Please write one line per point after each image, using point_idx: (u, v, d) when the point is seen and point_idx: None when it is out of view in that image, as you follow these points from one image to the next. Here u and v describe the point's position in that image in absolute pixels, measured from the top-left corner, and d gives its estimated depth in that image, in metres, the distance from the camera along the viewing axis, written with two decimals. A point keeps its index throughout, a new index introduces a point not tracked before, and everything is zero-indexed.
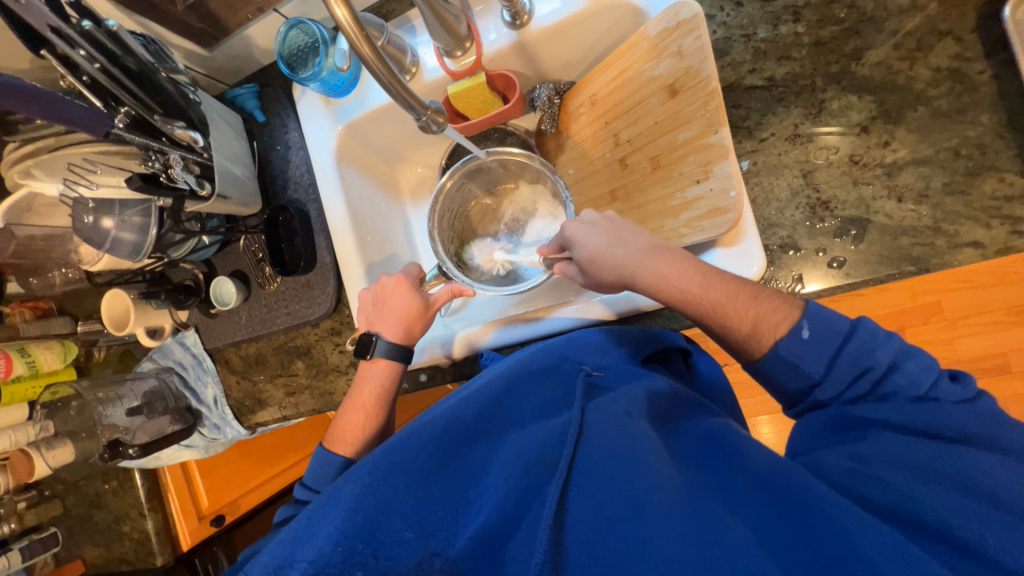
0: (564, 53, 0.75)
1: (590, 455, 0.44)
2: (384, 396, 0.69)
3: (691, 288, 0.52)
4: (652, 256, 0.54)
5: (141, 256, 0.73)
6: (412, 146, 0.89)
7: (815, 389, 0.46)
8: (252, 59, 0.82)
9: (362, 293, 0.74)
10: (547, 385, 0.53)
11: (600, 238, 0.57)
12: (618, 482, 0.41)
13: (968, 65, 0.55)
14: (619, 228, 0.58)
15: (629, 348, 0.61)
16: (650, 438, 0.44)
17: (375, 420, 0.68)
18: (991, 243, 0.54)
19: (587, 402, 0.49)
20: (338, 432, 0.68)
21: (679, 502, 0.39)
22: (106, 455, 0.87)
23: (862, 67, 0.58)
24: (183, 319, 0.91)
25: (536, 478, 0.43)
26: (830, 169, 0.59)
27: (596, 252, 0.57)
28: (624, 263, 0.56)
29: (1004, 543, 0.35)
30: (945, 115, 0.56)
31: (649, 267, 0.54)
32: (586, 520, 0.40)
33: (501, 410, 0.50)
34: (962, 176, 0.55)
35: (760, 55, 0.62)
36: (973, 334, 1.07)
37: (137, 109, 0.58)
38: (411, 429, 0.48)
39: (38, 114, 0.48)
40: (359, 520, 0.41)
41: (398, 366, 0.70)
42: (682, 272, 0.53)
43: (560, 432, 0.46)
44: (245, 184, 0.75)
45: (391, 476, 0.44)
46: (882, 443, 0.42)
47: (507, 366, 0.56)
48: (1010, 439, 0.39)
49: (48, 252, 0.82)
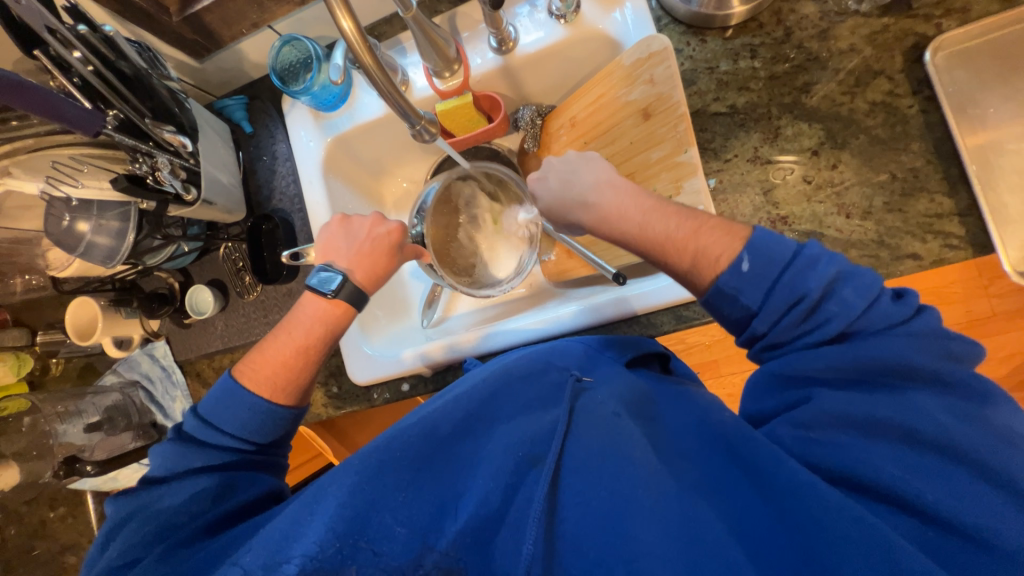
0: (546, 77, 0.80)
1: (578, 451, 0.46)
2: (307, 351, 0.61)
3: (630, 230, 0.56)
4: (600, 193, 0.60)
5: (115, 262, 0.71)
6: (397, 161, 0.92)
7: (753, 319, 0.47)
8: (243, 72, 0.84)
9: (337, 229, 0.69)
10: (531, 385, 0.54)
11: (553, 182, 0.65)
12: (603, 477, 0.43)
13: (898, 100, 0.63)
14: (574, 169, 0.64)
15: (613, 351, 0.62)
16: (635, 435, 0.47)
17: (300, 363, 0.61)
18: (927, 255, 0.61)
19: (574, 403, 0.51)
20: (253, 366, 0.60)
21: (661, 495, 0.42)
22: (60, 473, 0.83)
23: (811, 99, 0.65)
24: (155, 329, 0.88)
25: (524, 472, 0.45)
26: (788, 188, 0.65)
27: (557, 191, 0.65)
28: (578, 198, 0.62)
29: (946, 498, 0.37)
30: (882, 142, 0.63)
31: (594, 201, 0.60)
32: (574, 514, 0.43)
33: (488, 410, 0.51)
34: (898, 196, 0.62)
35: (722, 85, 0.68)
36: None
37: (126, 112, 0.58)
38: (399, 429, 0.48)
39: (28, 108, 0.48)
40: (348, 515, 0.41)
41: (351, 312, 0.65)
42: (623, 209, 0.57)
43: (549, 429, 0.48)
44: (230, 191, 0.76)
45: (382, 472, 0.44)
46: (826, 400, 0.43)
47: (493, 368, 0.57)
48: (947, 371, 0.41)
49: (14, 257, 0.79)
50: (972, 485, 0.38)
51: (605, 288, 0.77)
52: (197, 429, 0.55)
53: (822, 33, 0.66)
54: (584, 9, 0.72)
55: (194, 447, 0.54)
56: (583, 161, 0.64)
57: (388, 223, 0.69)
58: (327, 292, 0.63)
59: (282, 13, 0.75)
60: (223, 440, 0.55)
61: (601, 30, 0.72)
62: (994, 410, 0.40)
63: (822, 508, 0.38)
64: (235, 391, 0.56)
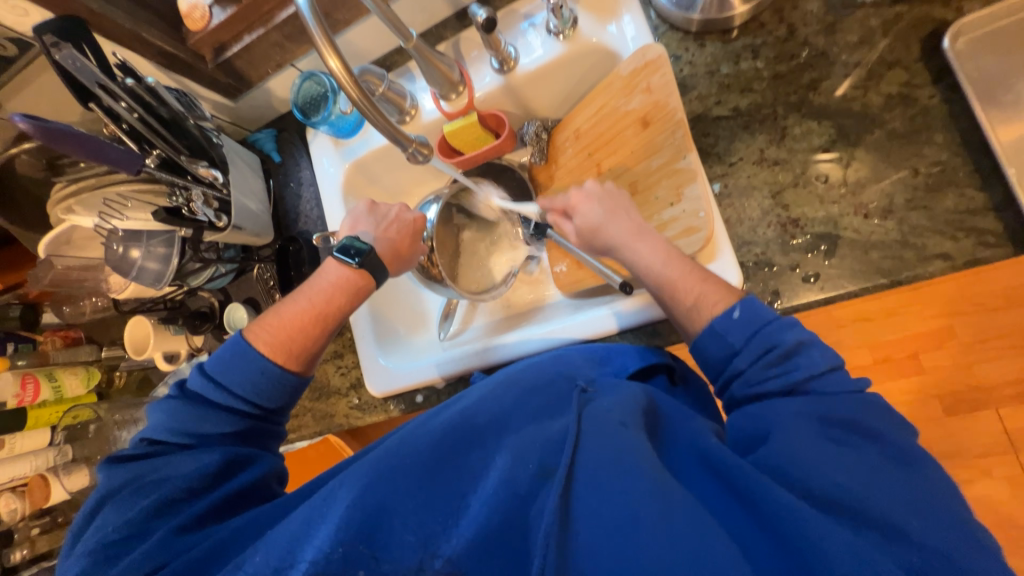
0: (550, 93, 0.82)
1: (589, 462, 0.44)
2: (320, 322, 0.65)
3: (654, 263, 0.59)
4: (638, 238, 0.62)
5: (161, 284, 0.80)
6: (414, 181, 0.97)
7: (734, 357, 0.49)
8: (272, 108, 0.91)
9: (365, 210, 0.76)
10: (540, 396, 0.53)
11: (600, 212, 0.66)
12: (612, 490, 0.41)
13: (917, 91, 0.59)
14: (614, 211, 0.66)
15: (615, 365, 0.63)
16: (642, 448, 0.43)
17: (316, 330, 0.65)
18: (960, 254, 0.56)
19: (583, 410, 0.49)
20: (267, 330, 0.63)
21: (673, 514, 0.39)
22: None
23: (820, 96, 0.63)
24: (198, 344, 0.97)
25: (536, 484, 0.44)
26: (798, 189, 0.63)
27: (596, 225, 0.66)
28: (616, 240, 0.64)
29: (928, 530, 0.35)
30: (901, 137, 0.59)
31: (627, 238, 0.63)
32: (586, 528, 0.41)
33: (495, 416, 0.51)
34: (923, 192, 0.58)
35: (724, 88, 0.67)
36: (996, 358, 1.13)
37: (167, 152, 0.66)
38: (411, 436, 0.49)
39: (82, 154, 0.55)
40: (358, 517, 0.42)
41: (368, 287, 0.69)
42: (654, 250, 0.60)
43: (559, 438, 0.47)
44: (258, 217, 0.82)
45: (391, 477, 0.45)
46: (801, 434, 0.41)
47: (502, 378, 0.56)
48: (886, 430, 0.41)
49: (82, 282, 0.89)
50: (954, 522, 0.36)
51: (610, 298, 0.78)
52: (205, 388, 0.59)
53: (829, 27, 0.63)
54: (581, 23, 0.73)
55: (201, 407, 0.58)
56: (628, 206, 0.67)
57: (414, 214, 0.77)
58: (353, 261, 0.67)
59: (302, 52, 0.81)
60: (228, 402, 0.58)
61: (599, 43, 0.73)
62: (925, 475, 0.38)
63: (814, 533, 0.36)
64: (249, 354, 0.60)
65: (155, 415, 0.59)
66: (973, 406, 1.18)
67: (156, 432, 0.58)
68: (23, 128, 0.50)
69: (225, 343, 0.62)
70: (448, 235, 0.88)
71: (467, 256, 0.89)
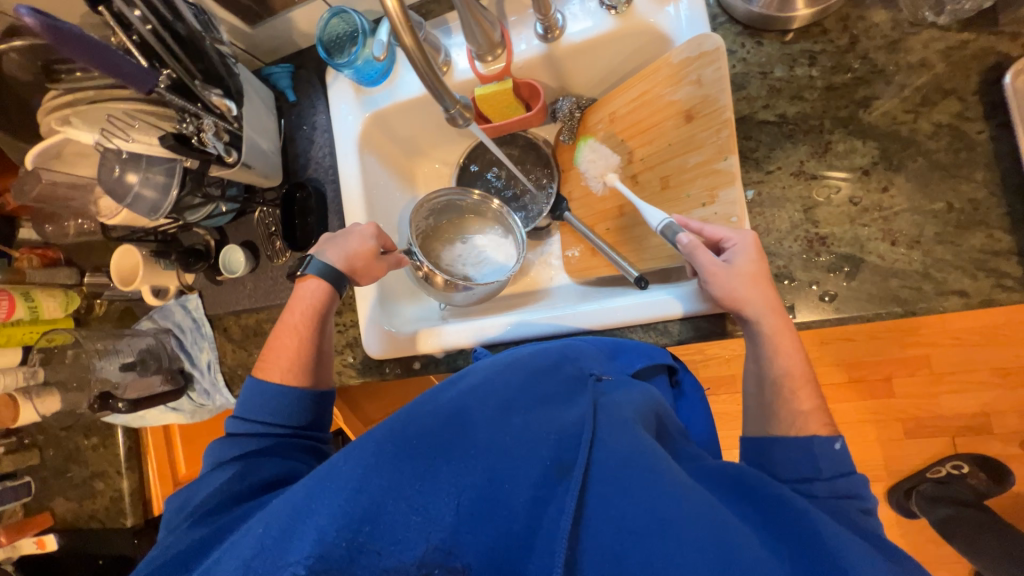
0: (592, 68, 0.78)
1: (606, 459, 0.45)
2: (302, 334, 0.70)
3: (786, 350, 0.56)
4: (778, 321, 0.56)
5: (157, 215, 0.75)
6: (432, 142, 0.94)
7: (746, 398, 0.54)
8: (291, 41, 0.85)
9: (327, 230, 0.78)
10: (552, 386, 0.53)
11: (751, 264, 0.58)
12: (633, 490, 0.42)
13: (967, 124, 0.58)
14: (755, 283, 0.58)
15: (624, 359, 0.63)
16: (657, 451, 0.45)
17: (294, 342, 0.69)
18: (976, 293, 0.57)
19: (597, 410, 0.50)
20: (272, 361, 0.68)
21: (693, 517, 0.40)
22: (94, 406, 0.88)
23: (869, 115, 0.61)
24: (189, 282, 0.93)
25: (549, 478, 0.44)
26: (831, 207, 0.62)
27: (738, 296, 0.57)
28: (760, 304, 0.57)
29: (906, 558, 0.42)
30: (943, 168, 0.59)
31: (768, 320, 0.56)
32: (602, 528, 0.41)
33: (505, 402, 0.49)
34: (953, 227, 0.58)
35: (774, 92, 0.65)
36: (960, 392, 1.21)
37: (179, 73, 0.60)
38: (420, 416, 0.47)
39: (90, 62, 0.49)
40: (364, 501, 0.40)
41: (328, 288, 0.72)
42: (790, 345, 0.56)
43: (575, 434, 0.47)
44: (269, 157, 0.78)
45: (398, 458, 0.43)
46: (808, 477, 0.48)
47: (507, 364, 0.55)
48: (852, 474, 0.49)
49: (68, 201, 0.84)
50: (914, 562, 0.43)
51: (618, 290, 0.78)
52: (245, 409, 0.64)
53: (892, 44, 0.61)
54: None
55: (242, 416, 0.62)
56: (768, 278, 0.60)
57: (363, 238, 0.73)
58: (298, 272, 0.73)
59: None
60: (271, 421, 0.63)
61: (652, 25, 0.70)
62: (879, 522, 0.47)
63: (832, 544, 0.40)
64: (266, 386, 0.65)
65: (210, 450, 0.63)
66: (934, 433, 1.23)
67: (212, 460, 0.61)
68: (29, 23, 0.44)
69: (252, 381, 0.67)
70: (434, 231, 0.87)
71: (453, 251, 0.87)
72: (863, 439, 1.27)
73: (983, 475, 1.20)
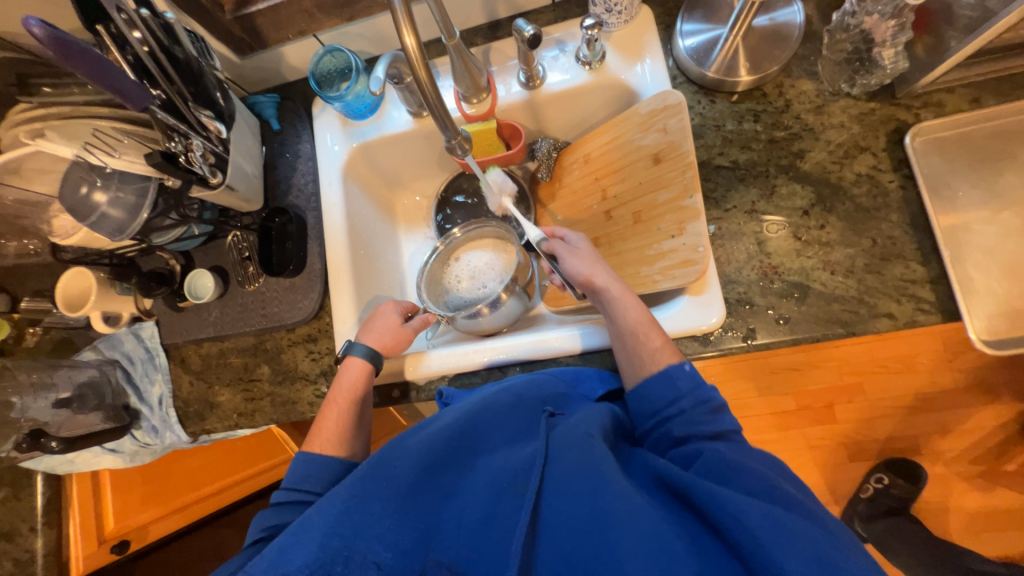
0: (568, 115, 0.87)
1: (558, 475, 0.48)
2: (349, 407, 0.69)
3: (629, 309, 0.65)
4: (615, 284, 0.67)
5: (123, 236, 0.73)
6: (413, 174, 0.98)
7: (678, 401, 0.57)
8: (279, 74, 0.88)
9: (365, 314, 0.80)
10: (512, 418, 0.56)
11: (585, 246, 0.72)
12: (583, 500, 0.45)
13: (881, 175, 0.70)
14: (597, 261, 0.70)
15: (587, 386, 0.65)
16: (606, 457, 0.48)
17: (334, 413, 0.69)
18: (902, 315, 0.66)
19: (551, 434, 0.53)
20: (316, 437, 0.67)
21: (636, 515, 0.43)
22: (24, 446, 0.80)
23: (805, 164, 0.72)
24: (147, 308, 0.87)
25: (509, 500, 0.47)
26: (780, 241, 0.71)
27: (587, 271, 0.68)
28: (598, 275, 0.68)
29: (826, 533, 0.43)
30: (865, 210, 0.70)
31: (614, 286, 0.66)
32: (557, 538, 0.44)
33: (466, 438, 0.52)
34: (878, 259, 0.68)
35: (727, 142, 0.75)
36: (891, 415, 1.33)
37: (171, 94, 0.61)
38: (385, 458, 0.49)
39: (89, 75, 0.49)
40: (337, 539, 0.42)
41: (369, 371, 0.72)
42: (631, 303, 0.65)
43: (530, 459, 0.50)
44: (252, 181, 0.78)
45: (366, 500, 0.45)
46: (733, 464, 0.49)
47: (469, 401, 0.58)
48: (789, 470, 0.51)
49: (17, 219, 0.78)
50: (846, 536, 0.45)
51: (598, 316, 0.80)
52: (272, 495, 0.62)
53: (818, 108, 0.73)
54: (609, 59, 0.79)
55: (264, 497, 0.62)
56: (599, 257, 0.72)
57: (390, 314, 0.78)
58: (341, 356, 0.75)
59: (329, 25, 0.79)
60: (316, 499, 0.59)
61: (622, 81, 0.79)
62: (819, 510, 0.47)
63: (751, 525, 0.41)
64: (314, 459, 0.63)
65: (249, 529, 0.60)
66: (874, 456, 1.34)
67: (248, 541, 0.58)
68: (35, 35, 0.45)
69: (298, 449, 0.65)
70: (436, 274, 0.91)
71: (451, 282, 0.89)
72: (813, 463, 1.36)
73: (902, 482, 1.27)
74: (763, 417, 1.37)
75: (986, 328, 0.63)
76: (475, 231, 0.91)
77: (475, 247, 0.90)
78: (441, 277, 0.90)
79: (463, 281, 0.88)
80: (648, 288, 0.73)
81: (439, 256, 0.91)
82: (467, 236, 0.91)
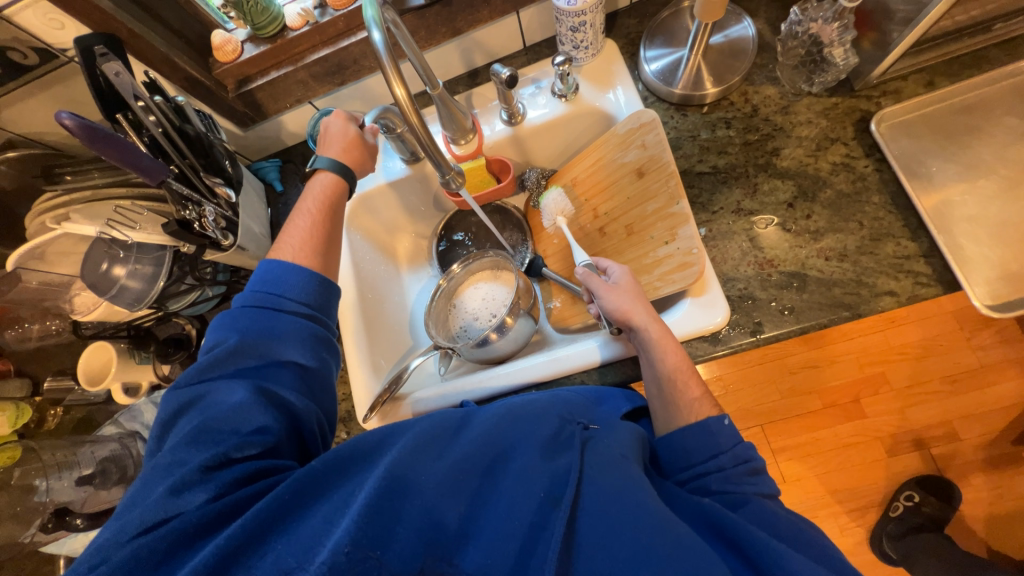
0: (551, 144, 0.92)
1: (595, 495, 0.46)
2: (326, 215, 0.68)
3: (669, 355, 0.64)
4: (658, 327, 0.65)
5: (140, 305, 0.76)
6: (411, 218, 1.03)
7: (719, 456, 0.56)
8: (280, 139, 0.94)
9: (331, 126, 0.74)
10: (545, 425, 0.52)
11: (626, 280, 0.70)
12: (623, 522, 0.44)
13: (856, 161, 0.73)
14: (637, 298, 0.68)
15: (611, 403, 0.65)
16: (642, 480, 0.48)
17: (305, 223, 0.67)
18: (902, 291, 0.67)
19: (587, 453, 0.50)
20: (289, 244, 0.65)
21: (677, 537, 0.43)
22: (49, 526, 0.81)
23: (781, 161, 0.76)
24: (166, 374, 0.89)
25: (541, 511, 0.45)
26: (771, 235, 0.73)
27: (626, 309, 0.67)
28: (641, 316, 0.66)
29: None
30: (847, 196, 0.72)
31: (654, 328, 0.65)
32: (591, 554, 0.43)
33: (501, 448, 0.49)
34: (870, 240, 0.70)
35: (704, 150, 0.79)
36: (924, 403, 1.28)
37: (184, 168, 0.66)
38: (413, 462, 0.46)
39: (111, 155, 0.54)
40: (365, 530, 0.41)
41: (342, 187, 0.71)
42: (673, 350, 0.64)
43: (565, 472, 0.47)
44: (261, 240, 0.84)
45: (391, 496, 0.44)
46: (780, 521, 0.50)
47: (498, 407, 0.55)
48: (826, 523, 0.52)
49: (40, 302, 0.81)
50: None
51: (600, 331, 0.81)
52: (201, 387, 0.53)
53: (783, 109, 0.78)
54: (582, 90, 0.85)
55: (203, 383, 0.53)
56: (639, 291, 0.70)
57: (342, 124, 0.74)
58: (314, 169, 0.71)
59: (323, 91, 0.86)
60: (282, 351, 0.57)
61: (598, 107, 0.84)
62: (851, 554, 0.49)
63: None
64: (290, 267, 0.61)
65: (161, 456, 0.49)
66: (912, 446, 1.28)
67: (194, 457, 0.48)
68: (67, 125, 0.50)
69: (237, 308, 0.59)
70: (442, 311, 0.93)
71: (459, 316, 0.91)
72: (850, 462, 1.30)
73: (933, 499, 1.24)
74: (794, 420, 1.32)
75: (987, 293, 0.64)
76: (474, 264, 0.93)
77: (475, 281, 0.93)
78: (449, 313, 0.93)
79: (469, 313, 0.90)
80: (651, 295, 0.74)
81: (442, 292, 0.93)
82: (468, 270, 0.94)
